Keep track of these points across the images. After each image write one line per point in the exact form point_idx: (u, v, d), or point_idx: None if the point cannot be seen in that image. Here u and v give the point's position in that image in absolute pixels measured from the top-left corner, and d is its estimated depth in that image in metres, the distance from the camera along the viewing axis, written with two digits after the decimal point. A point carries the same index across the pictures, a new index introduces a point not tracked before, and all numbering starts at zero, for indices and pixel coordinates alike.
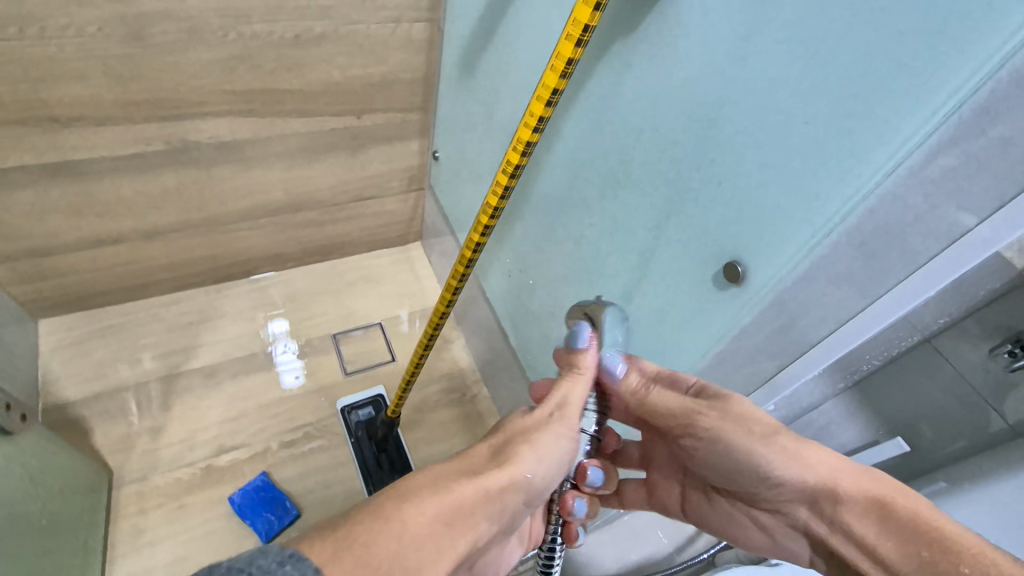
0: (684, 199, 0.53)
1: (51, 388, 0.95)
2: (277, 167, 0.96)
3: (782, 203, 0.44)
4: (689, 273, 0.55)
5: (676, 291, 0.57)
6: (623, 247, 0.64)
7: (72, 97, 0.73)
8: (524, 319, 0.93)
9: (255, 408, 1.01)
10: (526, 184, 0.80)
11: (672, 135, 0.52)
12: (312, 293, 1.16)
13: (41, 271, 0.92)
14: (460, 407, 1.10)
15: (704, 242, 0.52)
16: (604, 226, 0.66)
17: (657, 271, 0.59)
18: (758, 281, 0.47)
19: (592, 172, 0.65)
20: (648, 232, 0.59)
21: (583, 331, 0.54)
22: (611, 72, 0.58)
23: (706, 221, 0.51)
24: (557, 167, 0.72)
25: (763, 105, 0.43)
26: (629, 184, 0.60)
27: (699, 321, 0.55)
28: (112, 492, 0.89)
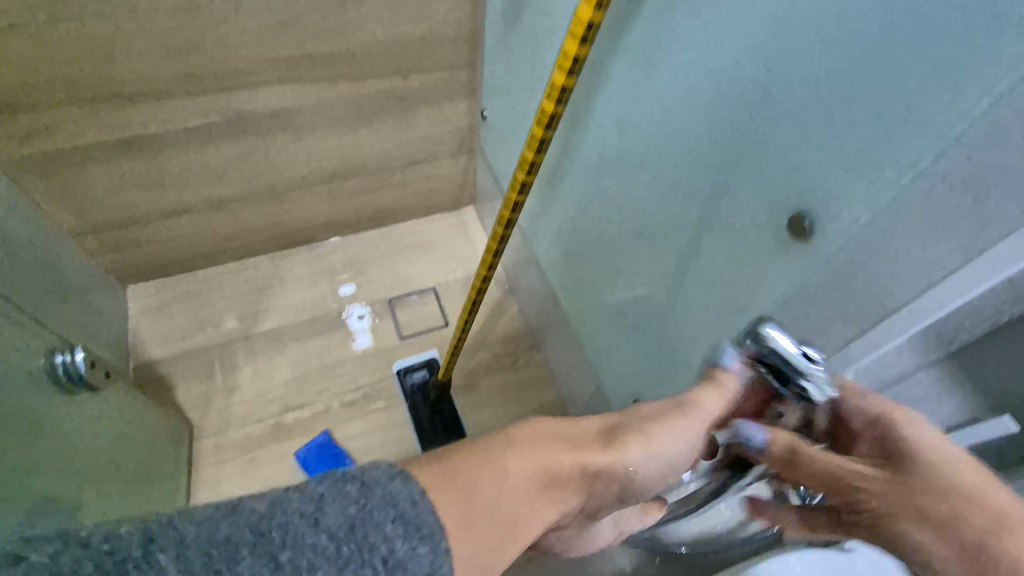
0: (747, 140, 0.47)
1: (140, 347, 1.04)
2: (329, 135, 0.96)
3: (856, 142, 0.38)
4: (749, 228, 0.50)
5: (738, 245, 0.52)
6: (679, 198, 0.58)
7: (134, 72, 0.76)
8: (574, 282, 0.89)
9: (317, 370, 1.06)
10: (574, 133, 0.75)
11: (735, 67, 0.47)
12: (369, 258, 1.18)
13: (124, 241, 0.99)
14: (513, 372, 1.09)
15: (766, 188, 0.46)
16: (659, 177, 0.60)
17: (716, 223, 0.54)
18: (829, 234, 0.42)
19: (642, 120, 0.61)
20: (706, 180, 0.53)
21: (731, 348, 0.46)
22: (662, 5, 0.53)
23: (772, 165, 0.45)
24: (606, 116, 0.67)
25: (834, 25, 0.37)
26: (685, 129, 0.54)
27: (759, 281, 0.50)
28: (194, 443, 0.98)
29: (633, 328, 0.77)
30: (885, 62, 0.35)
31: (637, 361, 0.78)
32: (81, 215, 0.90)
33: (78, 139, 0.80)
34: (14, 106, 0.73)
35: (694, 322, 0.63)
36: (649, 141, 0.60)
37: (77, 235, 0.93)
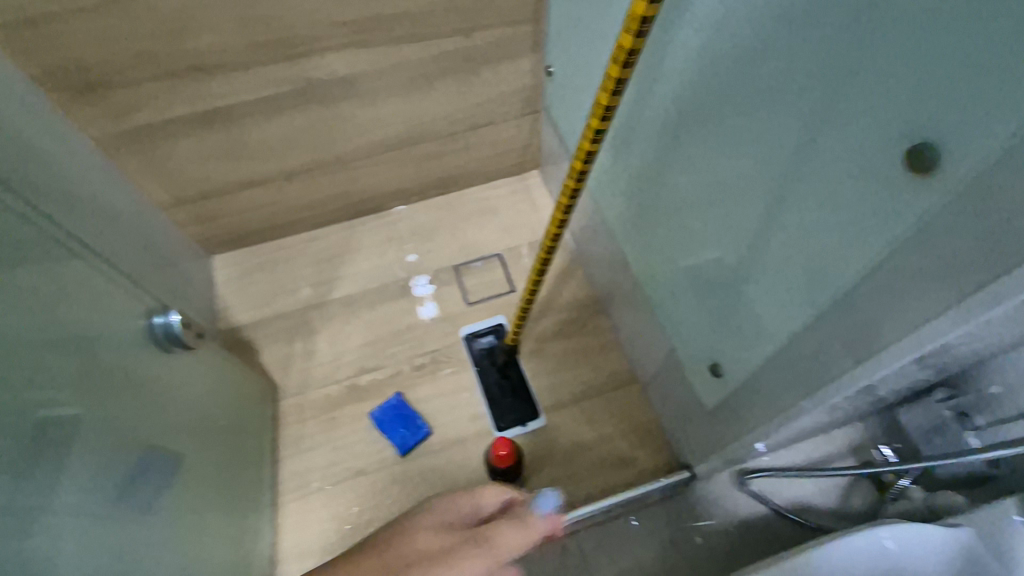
0: (864, 53, 0.42)
1: (227, 313, 1.11)
2: (394, 100, 0.96)
3: (1005, 50, 0.33)
4: (856, 166, 0.45)
5: (842, 179, 0.47)
6: (774, 131, 0.53)
7: (211, 45, 0.78)
8: (645, 243, 0.86)
9: (388, 334, 1.09)
10: (648, 77, 0.71)
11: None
12: (435, 226, 1.19)
13: (209, 212, 1.05)
14: (580, 338, 1.08)
15: (881, 118, 0.42)
16: (750, 109, 0.56)
17: (819, 156, 0.49)
18: (959, 164, 0.37)
19: (728, 56, 0.56)
20: (808, 106, 0.49)
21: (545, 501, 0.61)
22: None
23: (896, 78, 0.40)
24: (683, 58, 0.63)
25: None
26: (784, 49, 0.49)
27: (866, 226, 0.46)
28: (278, 403, 1.03)
29: (708, 288, 0.73)
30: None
31: (712, 323, 0.74)
32: (169, 187, 0.96)
33: (164, 113, 0.85)
34: (105, 84, 0.78)
35: (783, 276, 0.58)
36: (739, 70, 0.56)
37: (167, 207, 1.00)
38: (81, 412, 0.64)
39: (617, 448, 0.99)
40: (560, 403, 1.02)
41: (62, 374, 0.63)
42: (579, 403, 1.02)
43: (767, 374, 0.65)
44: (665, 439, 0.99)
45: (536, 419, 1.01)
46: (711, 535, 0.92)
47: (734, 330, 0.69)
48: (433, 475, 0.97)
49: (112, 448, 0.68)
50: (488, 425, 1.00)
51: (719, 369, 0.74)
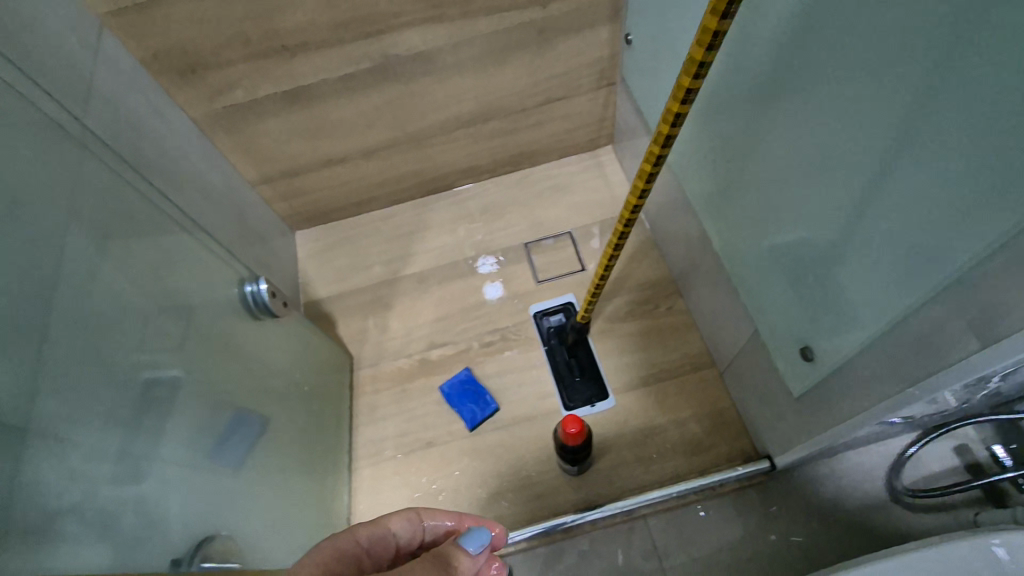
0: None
1: (308, 286, 1.16)
2: (469, 75, 0.96)
3: None
4: (981, 129, 0.41)
5: (979, 134, 0.41)
6: (892, 84, 0.47)
7: (296, 24, 0.81)
8: (728, 219, 0.81)
9: (458, 311, 1.10)
10: (740, 41, 0.66)
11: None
12: (505, 204, 1.19)
13: (293, 190, 1.10)
14: (654, 319, 1.04)
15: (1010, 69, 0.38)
16: (860, 65, 0.50)
17: (934, 118, 0.44)
18: None
19: (827, 16, 0.52)
20: (936, 53, 0.43)
21: (476, 535, 0.50)
22: None
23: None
24: (776, 20, 0.59)
25: None
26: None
27: (993, 195, 0.41)
28: (354, 373, 1.08)
29: (799, 265, 0.67)
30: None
31: (801, 303, 0.68)
32: (258, 165, 1.02)
33: (254, 94, 0.89)
34: (202, 65, 0.83)
35: (891, 248, 0.52)
36: (851, 21, 0.50)
37: (256, 184, 1.06)
38: (183, 373, 0.69)
39: (690, 434, 0.95)
40: (630, 384, 1.00)
41: (166, 337, 0.69)
42: (650, 386, 0.99)
43: (867, 358, 0.60)
44: (742, 426, 0.95)
45: (605, 400, 0.99)
46: (791, 531, 0.87)
47: (826, 310, 0.64)
48: (500, 450, 0.98)
49: (209, 408, 0.73)
50: (556, 404, 1.00)
51: (808, 353, 0.69)
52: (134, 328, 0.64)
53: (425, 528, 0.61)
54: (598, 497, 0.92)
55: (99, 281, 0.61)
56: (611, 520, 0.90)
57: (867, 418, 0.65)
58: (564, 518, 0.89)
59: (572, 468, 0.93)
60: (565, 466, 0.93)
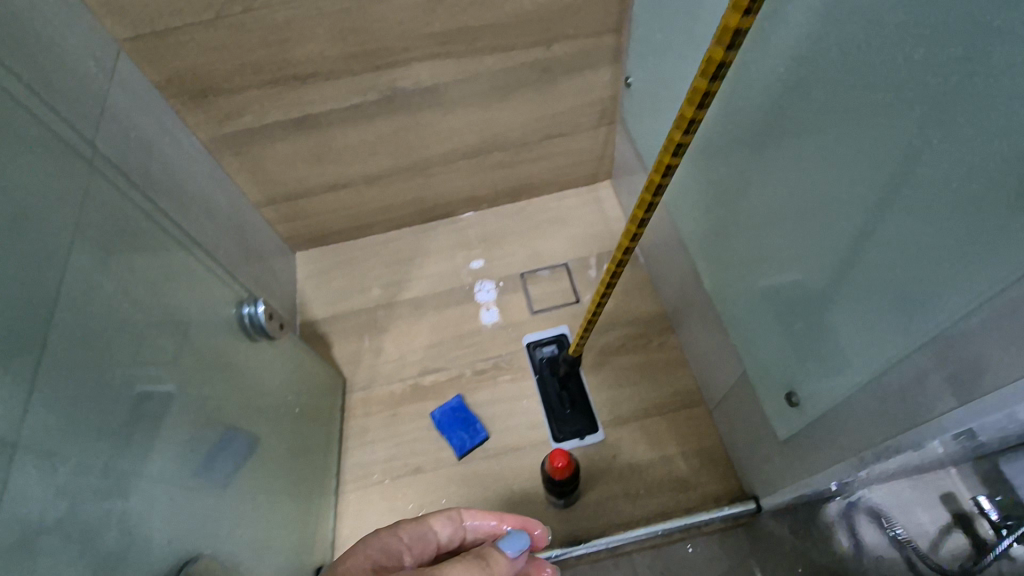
0: (988, 66, 0.38)
1: (305, 307, 1.17)
2: (473, 109, 0.99)
3: None
4: (961, 197, 0.43)
5: (961, 195, 0.42)
6: (877, 149, 0.50)
7: (308, 55, 0.84)
8: (720, 260, 0.82)
9: (452, 338, 1.11)
10: (735, 99, 0.70)
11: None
12: (504, 233, 1.21)
13: (296, 212, 1.12)
14: (646, 354, 1.05)
15: (985, 144, 0.40)
16: (847, 129, 0.53)
17: (915, 184, 0.47)
18: None
19: (818, 82, 0.55)
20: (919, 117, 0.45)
21: (517, 539, 0.55)
22: None
23: (1001, 106, 0.38)
24: (771, 80, 0.62)
25: None
26: (896, 56, 0.45)
27: (970, 258, 0.43)
28: (346, 395, 1.08)
29: (787, 308, 0.69)
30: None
31: (788, 348, 0.70)
32: (263, 186, 1.04)
33: (263, 119, 0.92)
34: (214, 90, 0.85)
35: (875, 299, 0.53)
36: (839, 89, 0.53)
37: (260, 205, 1.08)
38: (174, 389, 0.70)
39: (678, 470, 0.95)
40: (620, 418, 1.00)
41: (161, 353, 0.69)
42: (640, 421, 1.00)
43: (853, 406, 0.61)
44: (730, 465, 0.95)
45: (595, 433, 0.99)
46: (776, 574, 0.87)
47: (812, 356, 0.65)
48: (488, 480, 0.97)
49: (199, 426, 0.74)
50: (545, 435, 1.00)
51: (795, 398, 0.70)
52: (129, 343, 0.65)
53: (464, 529, 0.63)
54: (584, 532, 0.92)
55: (97, 296, 0.62)
56: (596, 555, 0.90)
57: (851, 465, 0.66)
58: (550, 553, 0.89)
59: (559, 500, 0.92)
60: (552, 498, 0.92)
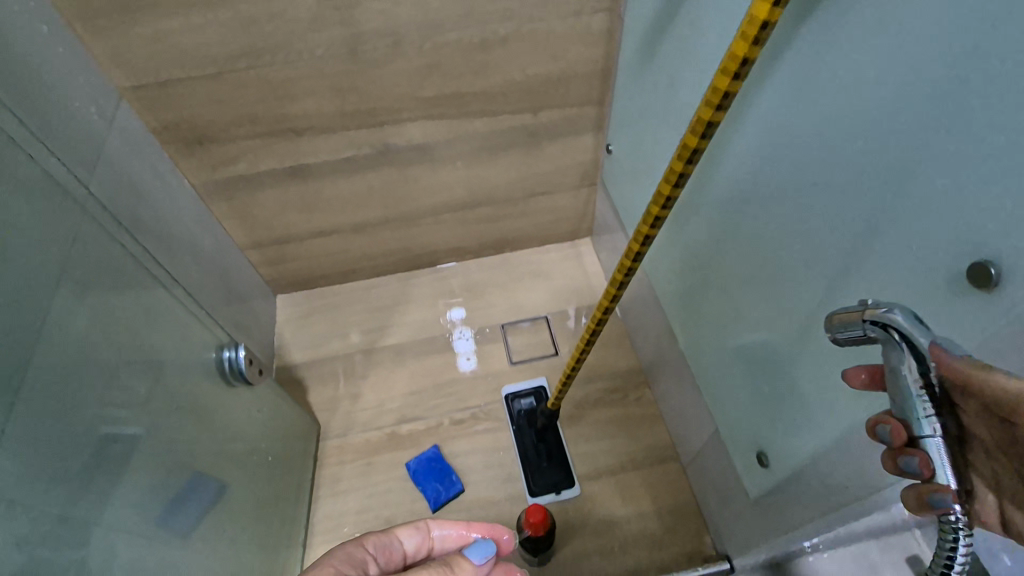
0: (909, 177, 0.42)
1: (284, 351, 1.17)
2: (461, 167, 1.03)
3: None
4: (904, 294, 0.45)
5: (898, 282, 0.45)
6: (825, 245, 0.53)
7: (306, 110, 0.87)
8: (693, 322, 0.86)
9: (431, 386, 1.11)
10: (700, 190, 0.73)
11: (901, 86, 0.41)
12: (486, 284, 1.24)
13: (281, 256, 1.13)
14: (622, 408, 1.07)
15: (919, 249, 0.42)
16: (799, 224, 0.56)
17: (861, 280, 0.49)
18: (1012, 292, 0.36)
19: (771, 181, 0.58)
20: (857, 206, 0.48)
21: (483, 551, 0.56)
22: (786, 82, 0.53)
23: (929, 217, 0.41)
24: (729, 174, 0.66)
25: (993, 83, 0.35)
26: (838, 166, 0.49)
27: None
28: (320, 442, 1.06)
29: (751, 370, 0.72)
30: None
31: (757, 409, 0.72)
32: (249, 230, 1.05)
33: (255, 167, 0.94)
34: (210, 138, 0.88)
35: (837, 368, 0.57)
36: (789, 189, 0.56)
37: (245, 248, 1.09)
38: (144, 431, 0.69)
39: (652, 527, 0.95)
40: (596, 473, 1.01)
41: (131, 394, 0.68)
42: (615, 476, 1.00)
43: (817, 468, 0.63)
44: (703, 522, 0.95)
45: (571, 487, 0.99)
46: None
47: (779, 419, 0.68)
48: None
49: (165, 472, 0.72)
50: (521, 488, 1.00)
51: (766, 458, 0.72)
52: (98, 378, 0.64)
53: (432, 537, 0.63)
54: None
55: (65, 334, 0.61)
56: None
57: (819, 526, 0.68)
58: None
59: (533, 557, 0.91)
60: (526, 554, 0.91)
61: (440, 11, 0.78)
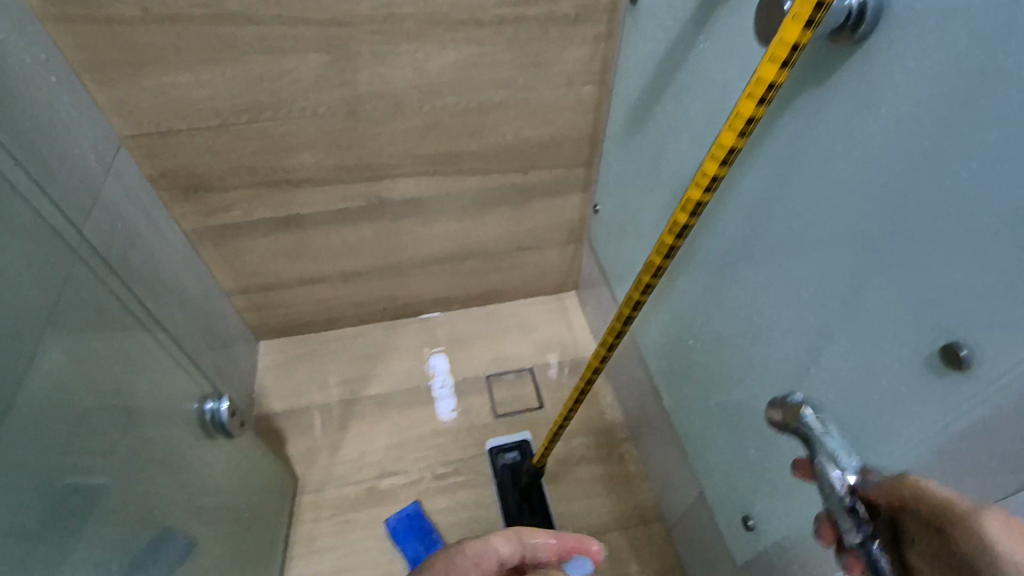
0: (880, 265, 0.46)
1: (263, 399, 1.15)
2: (452, 221, 1.06)
3: (998, 278, 0.37)
4: (880, 373, 0.48)
5: (880, 358, 0.47)
6: (806, 321, 0.56)
7: (304, 164, 0.89)
8: (678, 382, 0.87)
9: (414, 439, 1.09)
10: (685, 262, 0.77)
11: (868, 185, 0.46)
12: (471, 335, 1.24)
13: (266, 302, 1.12)
14: (606, 466, 1.06)
15: (893, 331, 0.46)
16: (781, 301, 0.59)
17: (840, 354, 0.52)
18: (979, 374, 0.39)
19: (753, 258, 0.62)
20: (840, 286, 0.51)
21: None
22: (762, 172, 0.58)
23: (901, 302, 0.44)
24: (714, 248, 0.70)
25: (947, 187, 0.39)
26: (815, 251, 0.53)
27: (892, 425, 0.47)
28: (296, 497, 1.03)
29: (735, 432, 0.73)
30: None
31: (741, 472, 0.73)
32: (237, 277, 1.05)
33: (249, 216, 0.95)
34: (206, 187, 0.89)
35: None
36: (771, 268, 0.60)
37: (231, 293, 1.08)
38: (107, 481, 0.66)
39: None
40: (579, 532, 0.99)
41: (101, 441, 0.66)
42: (599, 536, 0.99)
43: (801, 535, 0.63)
44: None
45: None
46: None
47: (763, 484, 0.68)
48: None
49: (128, 526, 0.68)
50: None
51: (751, 523, 0.72)
52: (66, 422, 0.62)
53: (527, 546, 0.61)
54: None
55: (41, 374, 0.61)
56: None
57: None
58: None
59: None
60: None
61: (439, 77, 0.83)
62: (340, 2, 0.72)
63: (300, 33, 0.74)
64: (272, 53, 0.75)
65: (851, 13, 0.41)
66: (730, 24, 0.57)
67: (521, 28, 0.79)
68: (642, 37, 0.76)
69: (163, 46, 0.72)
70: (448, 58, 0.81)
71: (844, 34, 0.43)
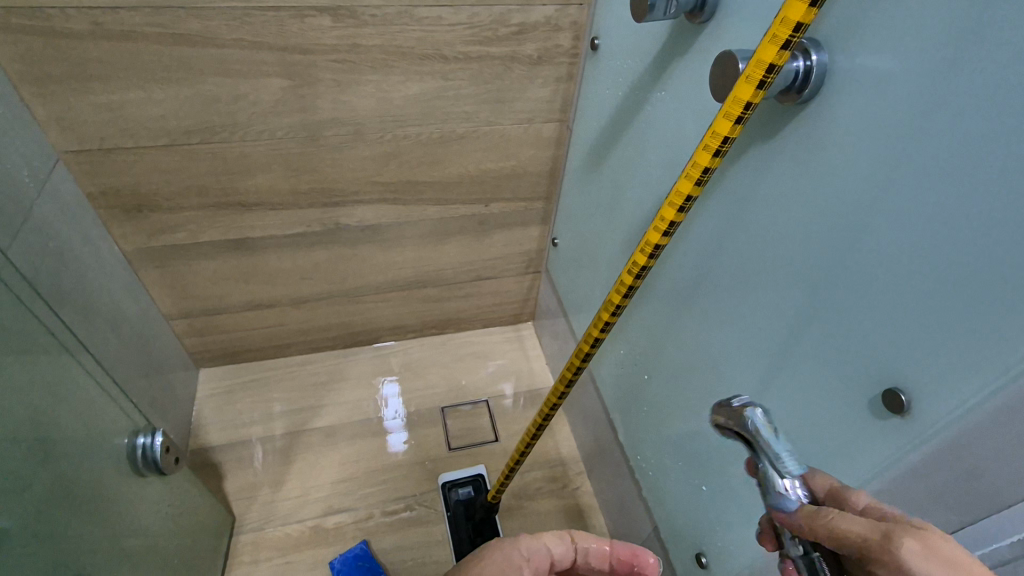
0: (820, 312, 0.49)
1: (200, 430, 1.08)
2: (410, 249, 1.05)
3: (922, 327, 0.40)
4: (822, 414, 0.50)
5: (826, 399, 0.50)
6: (754, 362, 0.58)
7: (258, 186, 0.86)
8: (633, 416, 0.88)
9: (363, 472, 1.05)
10: (640, 300, 0.79)
11: (807, 238, 0.49)
12: (426, 363, 1.22)
13: (208, 327, 1.07)
14: (561, 499, 1.06)
15: (833, 375, 0.48)
16: (732, 342, 0.61)
17: (789, 394, 0.54)
18: (914, 417, 0.41)
19: (706, 299, 0.64)
20: (787, 328, 0.53)
21: None
22: (713, 222, 0.61)
23: (839, 348, 0.47)
24: (668, 287, 0.72)
25: (879, 243, 0.43)
26: (761, 297, 0.56)
27: (836, 465, 0.49)
28: (233, 538, 0.97)
29: (688, 467, 0.74)
30: (994, 238, 0.35)
31: (694, 508, 0.74)
32: (179, 300, 0.99)
33: (196, 237, 0.91)
34: (151, 207, 0.84)
35: None
36: (721, 310, 0.62)
37: (171, 317, 1.02)
38: (15, 525, 0.59)
39: None
40: None
41: (12, 477, 0.59)
42: None
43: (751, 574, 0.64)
44: None
45: None
46: None
47: (716, 519, 0.69)
48: None
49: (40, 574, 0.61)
50: None
51: (704, 559, 0.73)
52: None
53: (578, 550, 0.55)
54: None
55: None
56: None
57: None
58: None
59: None
60: None
61: (402, 108, 0.83)
62: (306, 30, 0.71)
63: (260, 57, 0.73)
64: (231, 75, 0.73)
65: (797, 76, 0.45)
66: (684, 76, 0.60)
67: (486, 65, 0.81)
68: (602, 81, 0.79)
69: (112, 62, 0.69)
70: (412, 90, 0.81)
71: (790, 95, 0.46)
